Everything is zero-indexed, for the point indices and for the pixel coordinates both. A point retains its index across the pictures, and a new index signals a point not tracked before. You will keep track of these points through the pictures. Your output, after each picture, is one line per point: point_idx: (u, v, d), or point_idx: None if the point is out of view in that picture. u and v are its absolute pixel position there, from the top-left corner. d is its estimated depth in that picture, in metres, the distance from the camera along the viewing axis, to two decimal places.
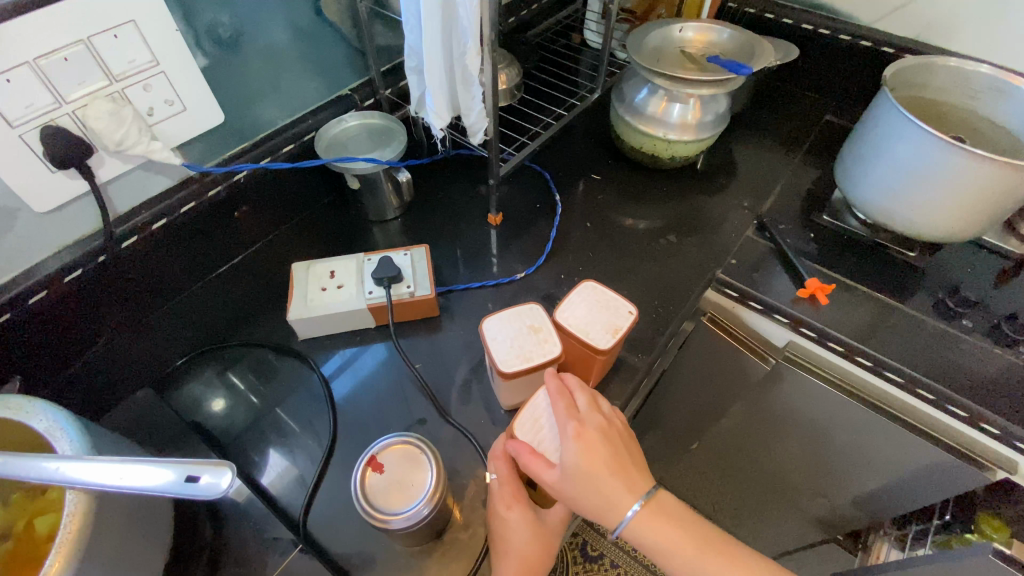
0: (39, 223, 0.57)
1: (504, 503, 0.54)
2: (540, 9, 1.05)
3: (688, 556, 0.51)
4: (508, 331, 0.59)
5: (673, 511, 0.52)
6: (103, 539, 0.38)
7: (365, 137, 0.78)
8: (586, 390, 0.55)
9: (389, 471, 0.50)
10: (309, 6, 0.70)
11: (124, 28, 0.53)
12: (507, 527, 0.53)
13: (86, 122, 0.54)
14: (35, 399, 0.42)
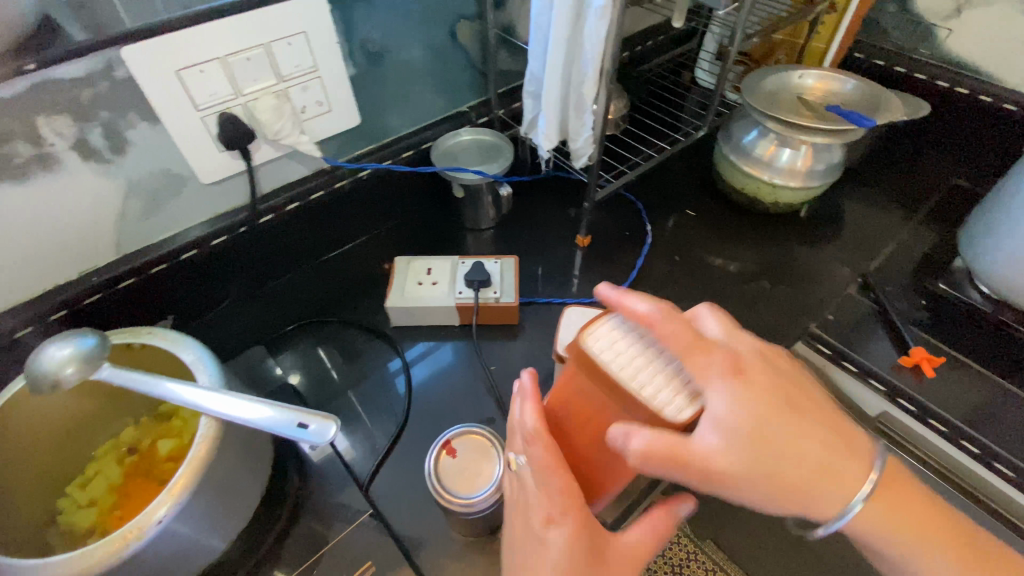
0: (202, 192, 0.67)
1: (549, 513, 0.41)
2: (657, 45, 1.08)
3: (914, 545, 0.41)
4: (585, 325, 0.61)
5: (891, 467, 0.42)
6: (218, 466, 0.44)
7: (476, 150, 0.83)
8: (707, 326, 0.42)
9: (460, 457, 0.53)
10: (447, 28, 0.77)
11: (295, 37, 0.62)
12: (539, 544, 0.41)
13: (252, 113, 0.63)
14: (184, 334, 0.49)
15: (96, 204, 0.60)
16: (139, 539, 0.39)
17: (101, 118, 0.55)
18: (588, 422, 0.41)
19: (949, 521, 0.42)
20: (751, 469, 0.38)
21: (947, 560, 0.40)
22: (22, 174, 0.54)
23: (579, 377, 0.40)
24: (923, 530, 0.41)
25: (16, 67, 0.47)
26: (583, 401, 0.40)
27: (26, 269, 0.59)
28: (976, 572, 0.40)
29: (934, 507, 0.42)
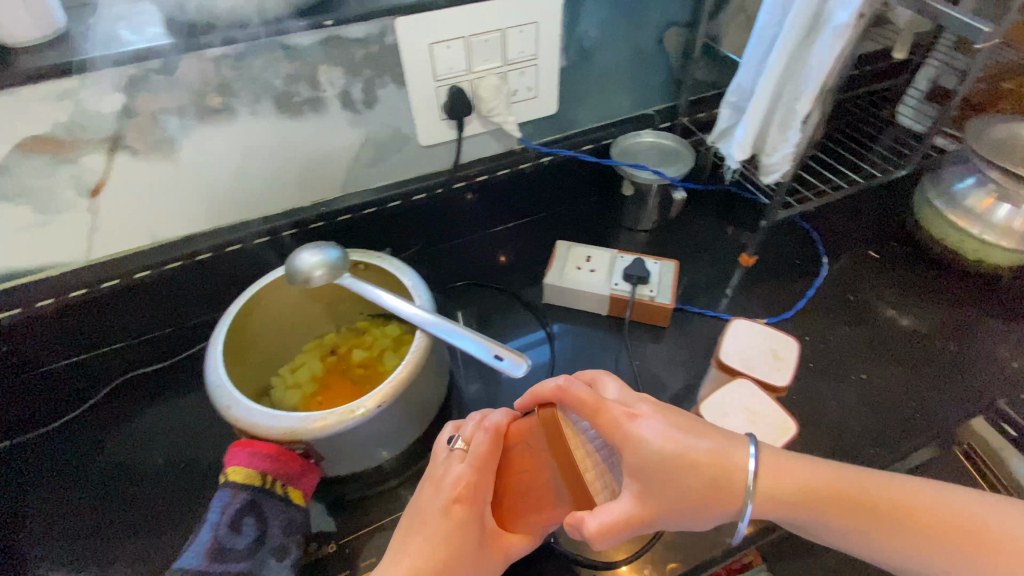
0: (416, 152, 0.76)
1: (458, 490, 0.45)
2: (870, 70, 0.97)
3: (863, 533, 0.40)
4: (753, 340, 0.61)
5: (810, 476, 0.41)
6: (424, 375, 0.51)
7: (654, 153, 0.85)
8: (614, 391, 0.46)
9: None
10: (656, 33, 0.79)
11: (528, 26, 0.68)
12: (432, 512, 0.46)
13: (476, 89, 0.71)
14: (403, 264, 0.59)
15: (338, 146, 0.71)
16: (363, 417, 0.45)
17: (364, 76, 0.65)
18: (518, 472, 0.44)
19: (900, 498, 0.40)
20: (672, 502, 0.40)
21: (925, 551, 0.38)
22: (298, 113, 0.65)
23: (536, 436, 0.42)
24: (876, 523, 0.39)
25: (322, 24, 0.58)
26: (524, 454, 0.43)
27: (277, 190, 0.72)
28: (955, 546, 0.37)
29: (875, 495, 0.40)
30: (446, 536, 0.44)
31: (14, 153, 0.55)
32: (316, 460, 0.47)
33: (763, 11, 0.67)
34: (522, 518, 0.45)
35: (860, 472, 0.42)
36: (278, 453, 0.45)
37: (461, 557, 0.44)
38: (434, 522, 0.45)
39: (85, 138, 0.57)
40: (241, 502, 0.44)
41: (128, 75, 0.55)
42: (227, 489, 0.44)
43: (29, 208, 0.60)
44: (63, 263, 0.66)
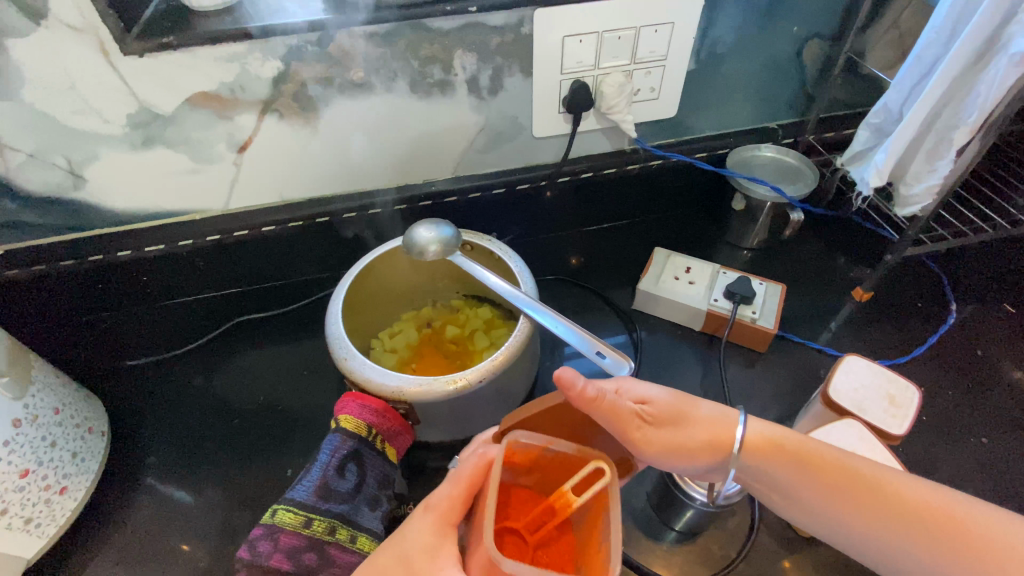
0: (528, 142, 0.77)
1: (431, 499, 0.42)
2: None
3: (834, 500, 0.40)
4: (866, 381, 0.58)
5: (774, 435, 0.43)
6: (523, 357, 0.54)
7: (772, 169, 0.81)
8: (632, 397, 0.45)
9: None
10: (796, 43, 0.75)
11: (664, 26, 0.67)
12: (401, 531, 0.42)
13: (600, 86, 0.70)
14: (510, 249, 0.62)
15: (457, 130, 0.73)
16: (466, 388, 0.48)
17: (495, 63, 0.67)
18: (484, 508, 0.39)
19: (864, 472, 0.40)
20: (680, 442, 0.44)
21: (867, 516, 0.39)
22: (429, 93, 0.68)
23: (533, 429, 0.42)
24: (825, 485, 0.40)
25: (466, 10, 0.60)
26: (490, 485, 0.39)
27: (394, 165, 0.75)
28: (910, 526, 0.38)
29: (849, 468, 0.40)
30: (416, 549, 0.40)
31: (184, 105, 0.62)
32: (413, 423, 0.53)
33: (928, 25, 0.62)
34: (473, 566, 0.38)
35: (836, 448, 0.43)
36: (384, 411, 0.51)
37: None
38: (406, 538, 0.41)
39: (244, 99, 0.63)
40: (347, 449, 0.50)
41: (287, 46, 0.59)
42: (337, 435, 0.50)
43: (186, 156, 0.66)
44: (204, 209, 0.72)
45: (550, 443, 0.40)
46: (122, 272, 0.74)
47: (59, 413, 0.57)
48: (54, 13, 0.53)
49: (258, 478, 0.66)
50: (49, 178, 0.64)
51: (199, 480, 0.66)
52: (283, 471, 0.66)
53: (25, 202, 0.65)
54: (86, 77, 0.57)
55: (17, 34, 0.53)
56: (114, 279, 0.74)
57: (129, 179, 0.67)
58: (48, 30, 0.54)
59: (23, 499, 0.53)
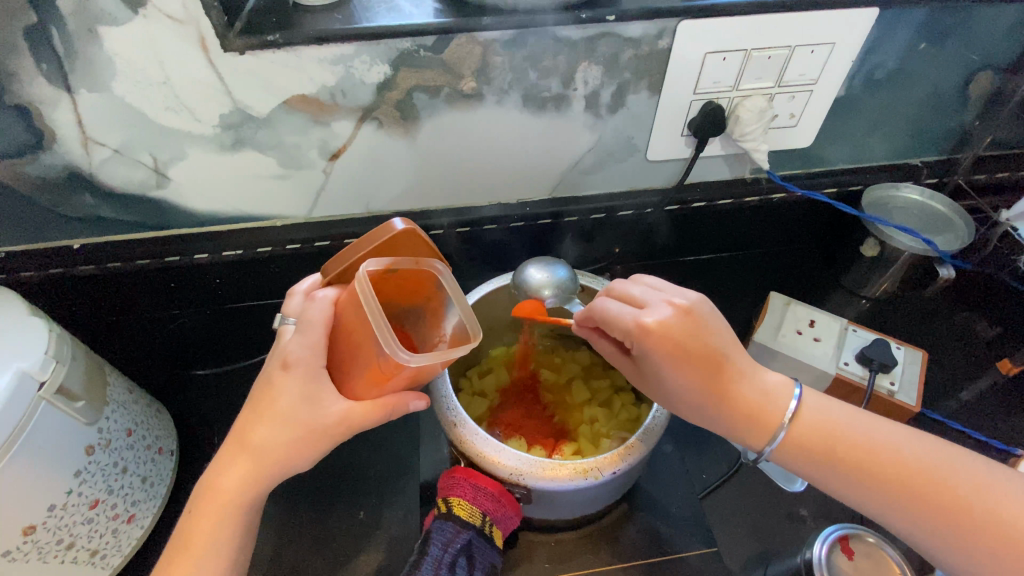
0: (640, 166, 0.69)
1: (289, 356, 0.41)
2: None
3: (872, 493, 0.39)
4: None
5: (809, 418, 0.42)
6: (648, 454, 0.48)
7: (915, 216, 0.71)
8: (411, 258, 0.42)
9: (854, 562, 0.48)
10: (967, 73, 0.64)
11: (823, 47, 0.57)
12: (271, 392, 0.41)
13: (737, 110, 0.61)
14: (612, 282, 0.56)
15: (566, 148, 0.65)
16: (594, 480, 0.43)
17: (622, 79, 0.59)
18: (349, 336, 0.40)
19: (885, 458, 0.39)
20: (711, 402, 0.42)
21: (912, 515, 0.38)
22: (543, 109, 0.61)
23: (344, 304, 0.40)
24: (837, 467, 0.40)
25: (602, 19, 0.52)
26: (350, 318, 0.39)
27: (491, 181, 0.68)
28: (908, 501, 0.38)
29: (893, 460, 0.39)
30: (293, 399, 0.40)
31: (280, 108, 0.56)
32: (526, 504, 0.47)
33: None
34: (358, 384, 0.41)
35: (875, 434, 0.41)
36: (498, 496, 0.46)
37: (311, 413, 0.40)
38: (278, 395, 0.40)
39: (344, 105, 0.57)
40: (461, 541, 0.46)
41: (400, 50, 0.53)
42: (451, 524, 0.47)
43: (275, 161, 0.61)
44: (286, 216, 0.67)
45: (388, 265, 0.41)
46: (198, 274, 0.70)
47: (132, 435, 0.54)
48: (154, 1, 0.47)
49: (329, 513, 0.62)
50: (134, 175, 0.59)
51: (270, 510, 0.62)
52: (355, 509, 0.61)
53: (107, 199, 0.61)
54: (180, 72, 0.52)
55: (114, 23, 0.48)
56: (189, 280, 0.70)
57: (214, 181, 0.62)
58: (147, 20, 0.48)
59: (90, 531, 0.50)
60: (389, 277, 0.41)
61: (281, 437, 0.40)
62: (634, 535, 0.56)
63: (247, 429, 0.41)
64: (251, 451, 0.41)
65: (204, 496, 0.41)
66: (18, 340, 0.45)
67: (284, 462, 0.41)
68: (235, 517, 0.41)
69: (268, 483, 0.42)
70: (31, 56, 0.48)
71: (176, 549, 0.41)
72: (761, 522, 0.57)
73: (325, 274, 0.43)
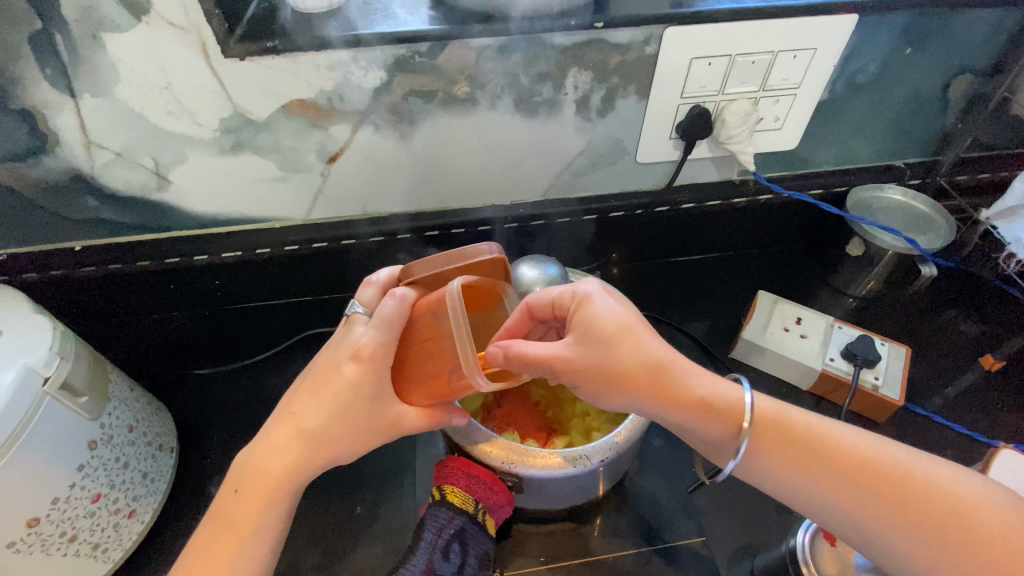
0: (630, 168, 0.71)
1: (363, 351, 0.43)
2: None
3: (820, 480, 0.39)
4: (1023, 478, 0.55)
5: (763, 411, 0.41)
6: (631, 449, 0.49)
7: (899, 216, 0.73)
8: (493, 282, 0.45)
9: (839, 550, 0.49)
10: (945, 78, 0.66)
11: (804, 52, 0.59)
12: (335, 381, 0.43)
13: (722, 114, 0.63)
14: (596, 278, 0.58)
15: (559, 151, 0.67)
16: (584, 469, 0.45)
17: (610, 84, 0.60)
18: (428, 344, 0.43)
19: (833, 446, 0.39)
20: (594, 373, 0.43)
21: (862, 501, 0.37)
22: (534, 113, 0.62)
23: (429, 314, 0.43)
24: (813, 471, 0.39)
25: (591, 25, 0.54)
26: (431, 328, 0.43)
27: (484, 183, 0.70)
28: (879, 502, 0.37)
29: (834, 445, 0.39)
30: (353, 393, 0.43)
31: (279, 112, 0.58)
32: (517, 493, 0.49)
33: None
34: (420, 390, 0.45)
35: (822, 425, 0.41)
36: (490, 483, 0.48)
37: (369, 409, 0.43)
38: (341, 386, 0.43)
39: (341, 109, 0.59)
40: (455, 527, 0.48)
41: (395, 56, 0.55)
42: (445, 511, 0.48)
43: (275, 164, 0.63)
44: (284, 218, 0.69)
45: (474, 284, 0.44)
46: (200, 275, 0.71)
47: (133, 431, 0.55)
48: (156, 9, 0.49)
49: (327, 509, 0.63)
50: (135, 177, 0.61)
51: None
52: (352, 504, 0.63)
53: (109, 201, 0.62)
54: (182, 77, 0.53)
55: (118, 30, 0.50)
56: (190, 281, 0.71)
57: (215, 183, 0.63)
58: (150, 27, 0.50)
59: (93, 525, 0.51)
60: (469, 294, 0.45)
61: (340, 426, 0.42)
62: (627, 527, 0.57)
63: (306, 412, 0.43)
64: (308, 436, 0.42)
65: (253, 477, 0.42)
66: (22, 337, 0.46)
67: (338, 449, 0.43)
68: (283, 499, 0.42)
69: (317, 468, 0.43)
70: (37, 62, 0.50)
71: (218, 528, 0.41)
72: (750, 513, 0.58)
73: (408, 273, 0.46)
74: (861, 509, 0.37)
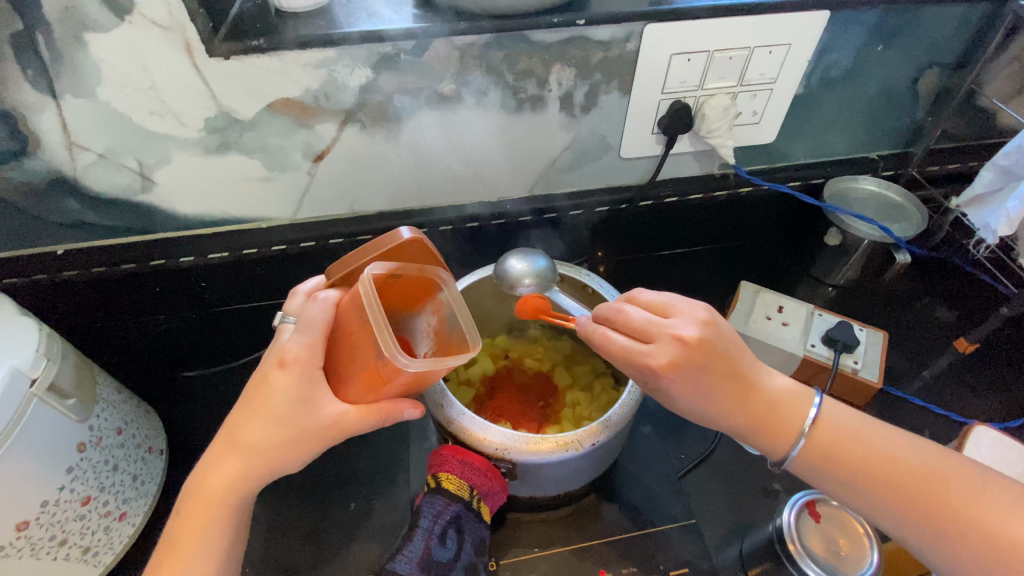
0: (614, 163, 0.72)
1: (288, 355, 0.42)
2: None
3: (868, 496, 0.41)
4: (998, 455, 0.56)
5: (823, 429, 0.42)
6: (622, 431, 0.50)
7: (874, 205, 0.75)
8: (411, 267, 0.44)
9: (822, 526, 0.51)
10: (913, 72, 0.69)
11: (779, 48, 0.61)
12: (266, 392, 0.42)
13: (702, 109, 0.65)
14: (584, 268, 0.59)
15: (543, 148, 0.68)
16: (576, 452, 0.46)
17: (593, 80, 0.62)
18: (351, 339, 0.41)
19: (886, 465, 0.40)
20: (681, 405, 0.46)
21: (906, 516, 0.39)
22: (519, 109, 0.63)
23: (345, 306, 0.42)
24: (862, 485, 0.41)
25: (574, 23, 0.55)
26: (350, 321, 0.41)
27: (471, 181, 0.71)
28: (928, 523, 0.38)
29: (886, 462, 0.40)
30: (284, 400, 0.41)
31: (264, 111, 0.58)
32: (511, 480, 0.50)
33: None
34: (354, 388, 0.42)
35: (876, 442, 0.41)
36: (485, 470, 0.48)
37: (302, 414, 0.42)
38: (270, 395, 0.42)
39: (327, 108, 0.59)
40: (450, 514, 0.48)
41: (380, 54, 0.55)
42: (440, 498, 0.49)
43: (260, 163, 0.63)
44: (270, 218, 0.69)
45: (395, 270, 0.43)
46: (183, 277, 0.70)
47: (122, 433, 0.55)
48: (140, 9, 0.49)
49: (319, 508, 0.63)
50: (119, 179, 0.60)
51: (259, 507, 0.63)
52: (345, 501, 0.63)
53: (91, 203, 0.61)
54: (166, 77, 0.53)
55: (101, 30, 0.49)
56: (174, 283, 0.71)
57: (199, 183, 0.63)
58: (133, 27, 0.50)
59: (83, 528, 0.51)
60: (394, 281, 0.43)
61: (274, 436, 0.42)
62: (619, 514, 0.58)
63: (240, 428, 0.42)
64: (243, 451, 0.42)
65: (196, 493, 0.42)
66: (7, 339, 0.46)
67: (274, 461, 0.42)
68: (227, 515, 0.42)
69: (257, 482, 0.43)
70: (18, 63, 0.50)
71: (163, 550, 0.42)
72: (738, 497, 0.60)
73: (330, 276, 0.45)
74: (904, 520, 0.39)
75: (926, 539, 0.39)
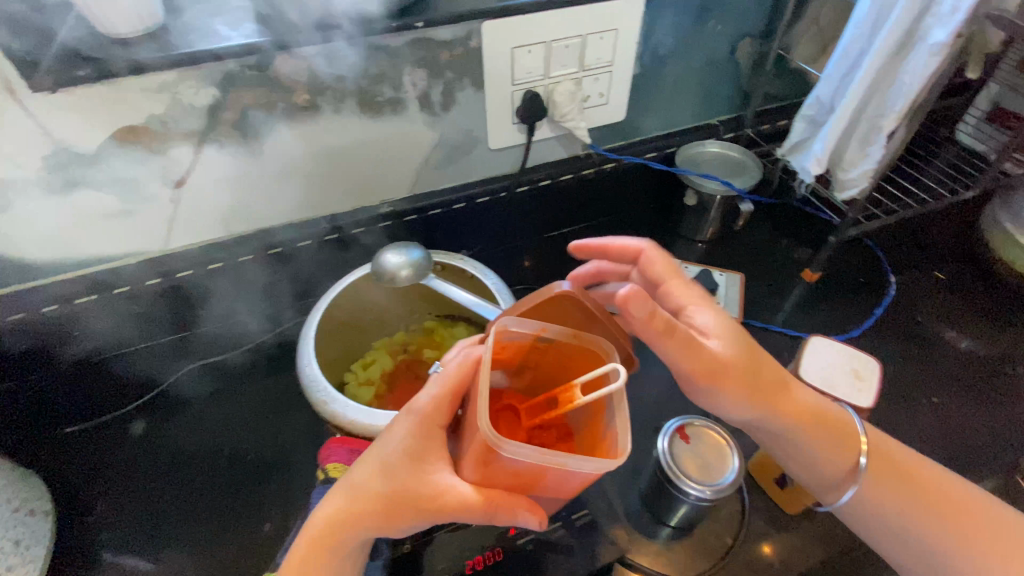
0: (486, 155, 0.76)
1: (417, 402, 0.43)
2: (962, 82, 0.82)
3: (907, 502, 0.49)
4: (832, 361, 0.60)
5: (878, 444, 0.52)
6: None
7: (718, 164, 0.84)
8: (562, 330, 0.41)
9: (693, 445, 0.57)
10: (730, 44, 0.78)
11: (609, 33, 0.68)
12: (387, 439, 0.43)
13: (552, 95, 0.70)
14: (458, 254, 0.63)
15: (413, 148, 0.71)
16: None
17: (445, 78, 0.65)
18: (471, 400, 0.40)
19: (930, 480, 0.50)
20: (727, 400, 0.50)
21: (936, 520, 0.48)
22: (380, 113, 0.65)
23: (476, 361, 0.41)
24: (902, 488, 0.49)
25: (413, 26, 0.58)
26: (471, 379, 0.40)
27: (348, 189, 0.72)
28: (956, 532, 0.47)
29: (931, 478, 0.50)
30: (401, 451, 0.42)
31: (109, 143, 0.56)
32: None
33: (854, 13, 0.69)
34: (469, 461, 0.40)
35: (930, 467, 0.51)
36: None
37: (411, 476, 0.41)
38: (388, 443, 0.43)
39: (178, 132, 0.58)
40: None
41: (224, 72, 0.56)
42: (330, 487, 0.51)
43: (116, 197, 0.60)
44: (141, 253, 0.66)
45: (540, 332, 0.41)
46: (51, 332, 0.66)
47: None
48: None
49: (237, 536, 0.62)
50: None
51: None
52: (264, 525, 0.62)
53: None
54: None
55: None
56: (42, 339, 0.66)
57: (50, 227, 0.60)
58: None
59: None
60: (542, 345, 0.42)
61: (379, 490, 0.41)
62: None
63: (357, 467, 0.43)
64: (348, 492, 0.42)
65: (303, 535, 0.42)
66: None
67: (369, 521, 0.41)
68: (329, 557, 0.42)
69: (355, 537, 0.42)
70: None
71: None
72: None
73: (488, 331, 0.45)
74: (934, 528, 0.48)
75: (955, 547, 0.47)
